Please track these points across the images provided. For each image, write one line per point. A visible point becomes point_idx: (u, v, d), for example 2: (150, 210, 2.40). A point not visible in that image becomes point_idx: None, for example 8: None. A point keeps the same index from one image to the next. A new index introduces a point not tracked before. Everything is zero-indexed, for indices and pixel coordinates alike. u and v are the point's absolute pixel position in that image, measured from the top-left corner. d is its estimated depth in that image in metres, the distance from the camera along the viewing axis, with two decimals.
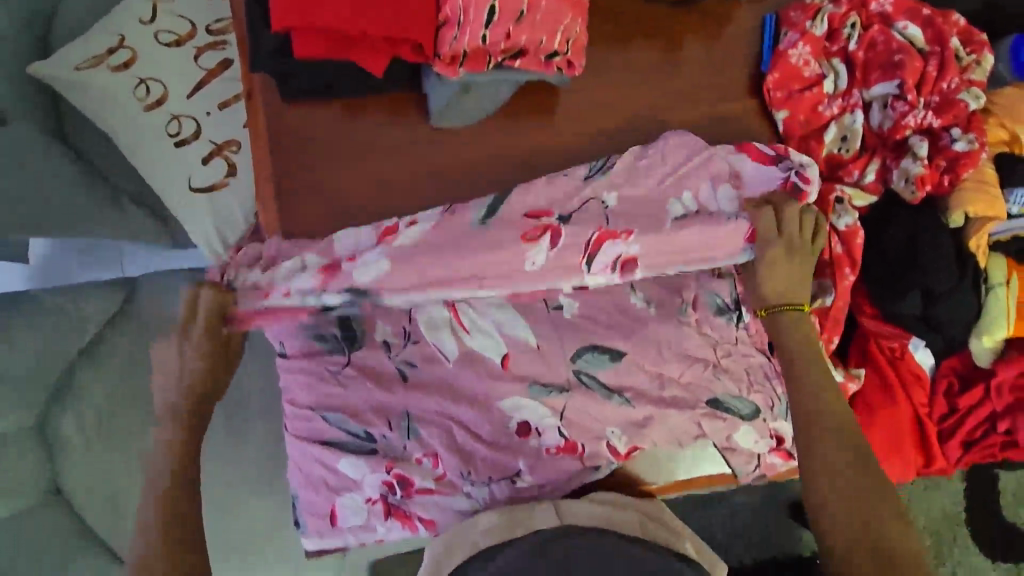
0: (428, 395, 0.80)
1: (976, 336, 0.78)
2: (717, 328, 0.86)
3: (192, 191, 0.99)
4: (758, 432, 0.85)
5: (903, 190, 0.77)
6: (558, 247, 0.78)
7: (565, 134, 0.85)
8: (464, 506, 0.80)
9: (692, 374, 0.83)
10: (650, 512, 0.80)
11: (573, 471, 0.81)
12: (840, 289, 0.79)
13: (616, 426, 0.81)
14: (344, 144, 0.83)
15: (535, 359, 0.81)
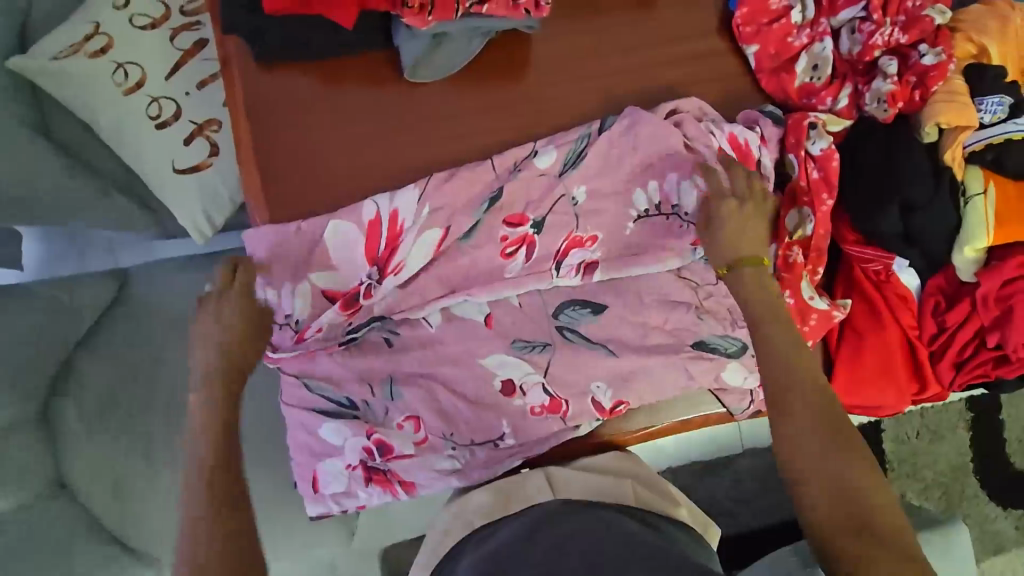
0: (411, 356, 0.80)
1: (958, 247, 0.77)
2: (699, 271, 0.85)
3: (177, 174, 1.01)
4: (742, 369, 0.86)
5: (875, 111, 0.78)
6: (529, 208, 0.79)
7: (539, 84, 0.86)
8: (446, 468, 0.81)
9: (677, 319, 0.84)
10: (643, 475, 0.82)
11: (555, 429, 0.82)
12: (819, 217, 0.79)
13: (601, 380, 0.82)
14: (320, 104, 0.82)
15: (522, 311, 0.82)
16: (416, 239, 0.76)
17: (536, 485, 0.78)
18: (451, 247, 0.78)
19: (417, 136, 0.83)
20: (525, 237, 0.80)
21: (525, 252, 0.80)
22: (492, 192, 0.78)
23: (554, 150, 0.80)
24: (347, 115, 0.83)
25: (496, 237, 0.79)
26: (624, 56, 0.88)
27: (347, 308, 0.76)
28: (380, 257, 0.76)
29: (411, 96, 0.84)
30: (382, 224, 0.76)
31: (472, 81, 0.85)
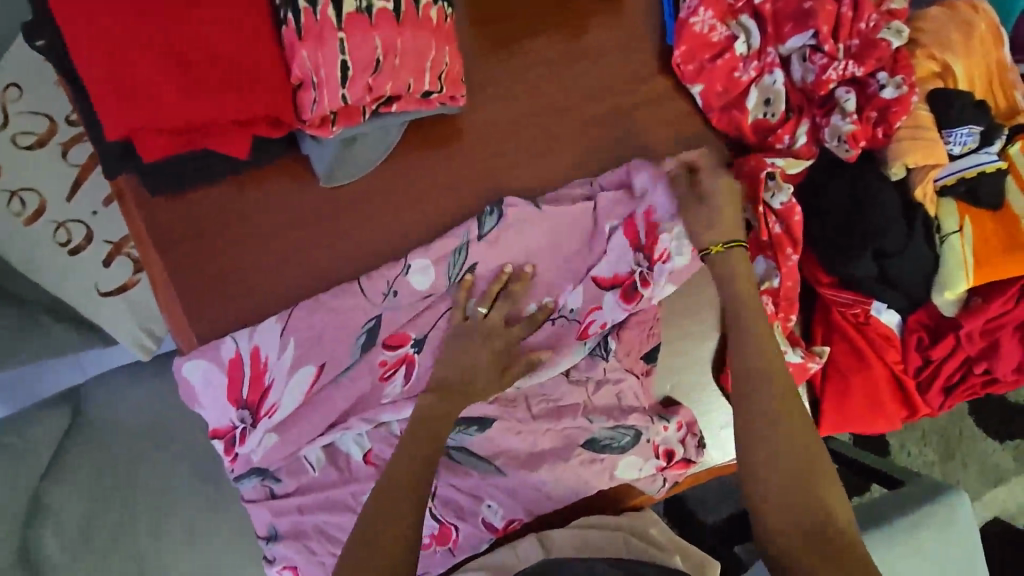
0: (373, 483, 0.77)
1: (937, 291, 0.71)
2: (584, 365, 0.81)
3: (101, 296, 0.94)
4: (646, 461, 0.81)
5: (837, 150, 0.72)
6: (410, 326, 0.76)
7: (475, 161, 0.79)
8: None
9: (567, 419, 0.79)
10: (632, 526, 0.79)
11: (446, 560, 0.77)
12: (786, 271, 0.75)
13: (493, 499, 0.77)
14: (240, 228, 0.74)
15: None
16: (287, 380, 0.73)
17: (529, 544, 0.75)
18: (327, 387, 0.75)
19: (343, 249, 0.77)
20: (405, 357, 0.76)
21: (403, 373, 0.76)
22: (367, 322, 0.75)
23: (430, 269, 0.76)
24: (266, 234, 0.75)
25: (375, 362, 0.75)
26: (565, 112, 0.80)
27: (228, 451, 0.72)
28: (248, 401, 0.72)
29: (333, 199, 0.76)
30: (243, 363, 0.72)
31: (403, 168, 0.77)
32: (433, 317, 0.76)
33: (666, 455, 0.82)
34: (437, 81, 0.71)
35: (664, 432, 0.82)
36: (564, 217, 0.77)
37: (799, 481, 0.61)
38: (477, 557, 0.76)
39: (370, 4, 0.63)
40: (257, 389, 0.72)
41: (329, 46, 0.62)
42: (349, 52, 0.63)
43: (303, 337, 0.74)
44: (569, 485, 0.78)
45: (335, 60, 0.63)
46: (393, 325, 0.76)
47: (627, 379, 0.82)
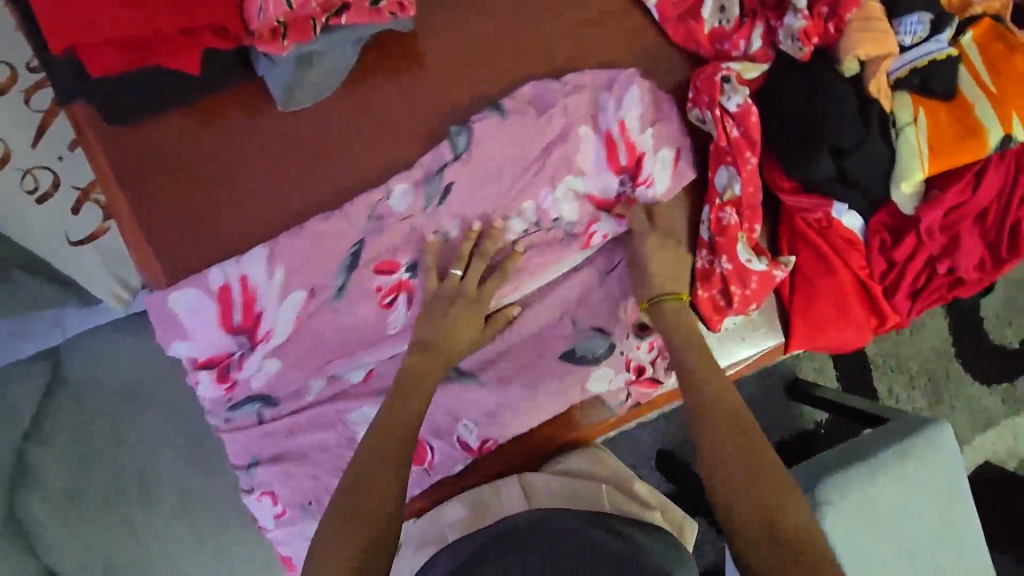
0: (349, 404, 0.77)
1: (895, 184, 0.72)
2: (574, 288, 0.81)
3: (71, 247, 0.93)
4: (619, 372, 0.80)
5: (791, 50, 0.72)
6: (398, 252, 0.76)
7: (433, 83, 0.79)
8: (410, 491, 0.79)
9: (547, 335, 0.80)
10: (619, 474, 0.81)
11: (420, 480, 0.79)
12: (746, 177, 0.75)
13: (469, 419, 0.78)
14: (204, 160, 0.75)
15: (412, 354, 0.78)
16: (280, 304, 0.73)
17: (512, 493, 0.77)
18: (319, 311, 0.75)
19: (308, 176, 0.76)
20: (401, 284, 0.77)
21: (404, 299, 0.77)
22: (351, 247, 0.75)
23: (410, 192, 0.76)
24: (228, 162, 0.75)
25: (370, 289, 0.75)
26: (521, 33, 0.80)
27: (223, 379, 0.74)
28: (242, 326, 0.73)
29: (292, 125, 0.76)
30: (232, 290, 0.72)
31: (360, 91, 0.77)
32: (419, 240, 0.76)
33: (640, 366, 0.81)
34: None
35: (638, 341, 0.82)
36: (532, 126, 0.77)
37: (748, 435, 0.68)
38: (462, 495, 0.78)
39: None
40: (246, 313, 0.73)
41: None
42: None
43: (293, 264, 0.74)
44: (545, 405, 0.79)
45: None
46: (387, 249, 0.76)
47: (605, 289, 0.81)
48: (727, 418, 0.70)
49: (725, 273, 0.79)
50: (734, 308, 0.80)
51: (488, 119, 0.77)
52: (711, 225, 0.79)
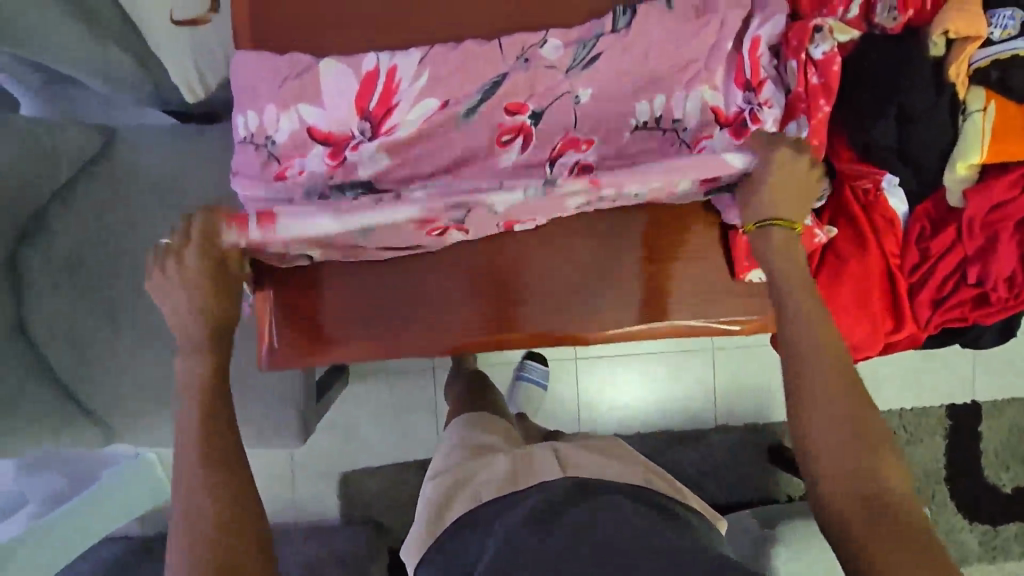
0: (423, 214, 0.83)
1: (950, 166, 0.74)
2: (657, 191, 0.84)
3: (172, 26, 1.00)
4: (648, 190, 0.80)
5: (885, 21, 0.75)
6: (531, 98, 0.81)
7: None
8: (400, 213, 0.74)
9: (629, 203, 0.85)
10: (655, 469, 1.01)
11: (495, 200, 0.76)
12: (815, 125, 0.78)
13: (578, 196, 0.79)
14: None
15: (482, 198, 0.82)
16: (412, 105, 0.79)
17: (548, 462, 0.93)
18: (443, 123, 0.80)
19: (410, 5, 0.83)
20: (522, 127, 0.82)
21: (520, 142, 0.82)
22: (494, 77, 0.80)
23: (561, 48, 0.82)
24: None
25: (494, 123, 0.81)
26: None
27: (335, 157, 0.80)
28: (372, 114, 0.80)
29: None
30: (378, 77, 0.80)
31: None
32: (558, 98, 0.82)
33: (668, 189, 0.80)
34: None
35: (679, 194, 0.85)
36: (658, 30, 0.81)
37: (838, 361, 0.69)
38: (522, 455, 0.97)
39: None
40: (377, 103, 0.79)
41: None
42: None
43: (437, 74, 0.80)
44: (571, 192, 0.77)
45: None
46: (527, 92, 0.81)
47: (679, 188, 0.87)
48: (842, 394, 0.66)
49: None
50: None
51: (656, 5, 0.81)
52: None
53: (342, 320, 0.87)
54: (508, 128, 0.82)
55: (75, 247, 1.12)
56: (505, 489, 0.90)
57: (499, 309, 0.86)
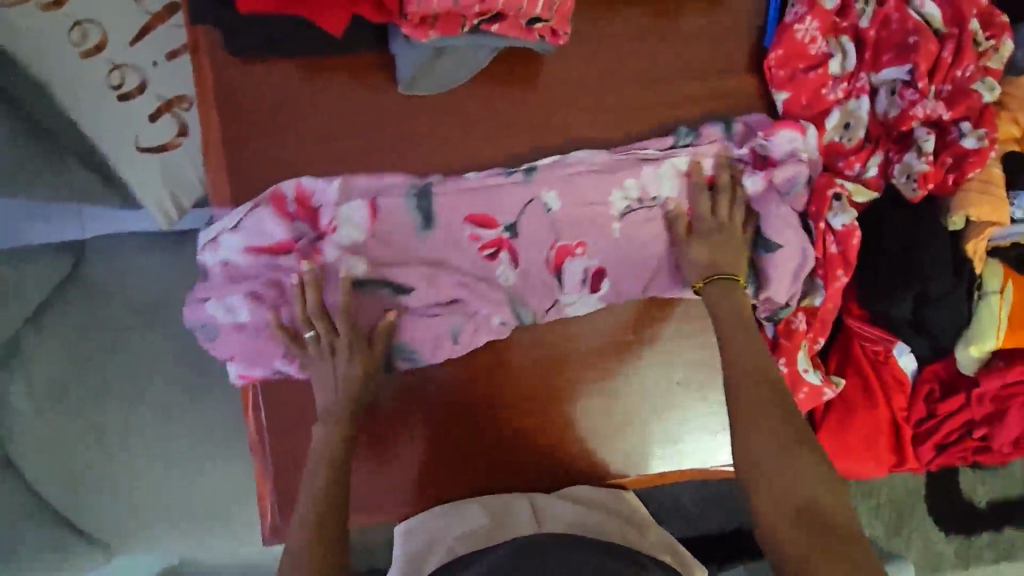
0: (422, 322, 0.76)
1: (963, 345, 0.78)
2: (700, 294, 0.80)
3: (139, 152, 0.92)
4: (678, 187, 0.77)
5: (903, 187, 0.74)
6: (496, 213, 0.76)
7: (548, 108, 0.80)
8: (502, 182, 0.77)
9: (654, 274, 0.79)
10: (629, 515, 0.78)
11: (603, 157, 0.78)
12: (830, 292, 0.76)
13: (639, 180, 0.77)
14: (316, 124, 0.77)
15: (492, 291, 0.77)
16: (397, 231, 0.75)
17: (522, 519, 0.74)
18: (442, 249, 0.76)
19: (405, 163, 0.78)
20: (501, 241, 0.77)
21: (505, 256, 0.77)
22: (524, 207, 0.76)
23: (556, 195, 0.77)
24: (327, 127, 0.77)
25: (467, 237, 0.76)
26: (643, 88, 0.81)
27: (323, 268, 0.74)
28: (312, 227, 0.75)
29: (408, 113, 0.78)
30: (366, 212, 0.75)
31: (474, 97, 0.79)
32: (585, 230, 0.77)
33: (711, 169, 0.77)
34: (548, 10, 0.70)
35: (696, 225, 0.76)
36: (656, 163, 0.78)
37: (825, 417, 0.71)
38: (482, 498, 0.78)
39: None
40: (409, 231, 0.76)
41: None
42: None
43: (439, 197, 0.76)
44: (622, 167, 0.78)
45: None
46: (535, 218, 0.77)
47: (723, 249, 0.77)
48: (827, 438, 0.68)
49: (780, 375, 0.79)
50: None
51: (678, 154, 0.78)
52: (779, 325, 0.80)
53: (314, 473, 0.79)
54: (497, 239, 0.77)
55: (61, 367, 1.06)
56: (466, 547, 0.71)
57: (520, 440, 0.81)
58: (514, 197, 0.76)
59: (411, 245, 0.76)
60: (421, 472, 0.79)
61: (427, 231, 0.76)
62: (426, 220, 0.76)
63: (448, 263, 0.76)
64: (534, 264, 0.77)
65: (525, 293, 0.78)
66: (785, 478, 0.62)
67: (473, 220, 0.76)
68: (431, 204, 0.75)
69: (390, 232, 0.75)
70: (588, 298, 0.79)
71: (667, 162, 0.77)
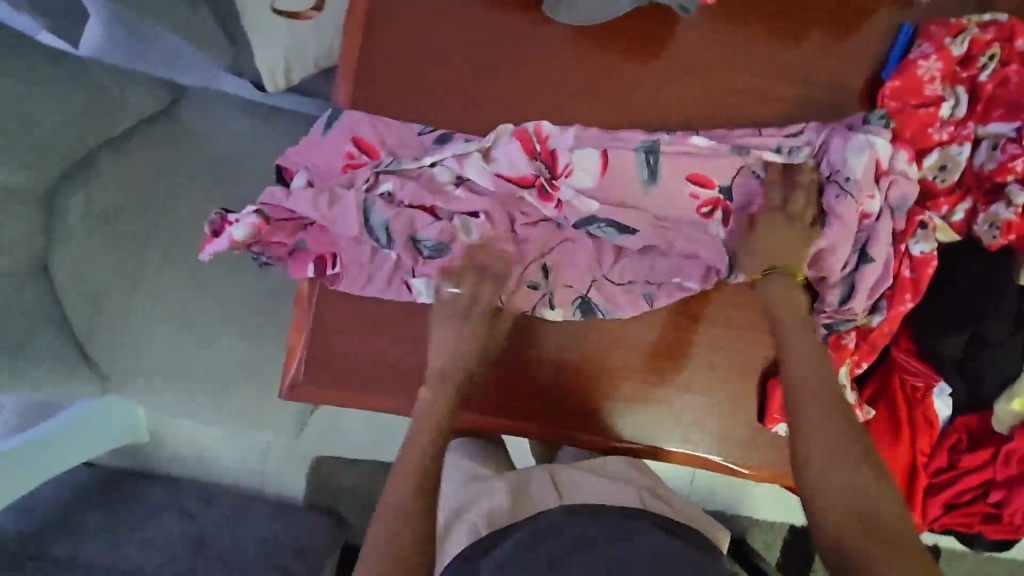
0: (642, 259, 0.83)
1: (1004, 399, 0.82)
2: (838, 306, 0.81)
3: (273, 13, 0.94)
4: (862, 171, 0.78)
5: (984, 234, 0.78)
6: (716, 174, 0.80)
7: (666, 74, 0.84)
8: (663, 139, 0.80)
9: (836, 264, 0.80)
10: (638, 482, 0.96)
11: (773, 141, 0.82)
12: (892, 314, 0.80)
13: (854, 175, 0.78)
14: (456, 23, 0.82)
15: (707, 244, 0.81)
16: (592, 162, 0.79)
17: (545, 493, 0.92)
18: (658, 199, 0.80)
19: (523, 82, 0.82)
20: (719, 201, 0.81)
21: (719, 214, 0.82)
22: (733, 176, 0.81)
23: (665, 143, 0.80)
24: (465, 28, 0.82)
25: (687, 194, 0.80)
26: (759, 83, 0.85)
27: (544, 197, 0.79)
28: (540, 157, 0.79)
29: (537, 40, 0.82)
30: (539, 145, 0.79)
31: (600, 45, 0.83)
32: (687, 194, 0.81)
33: (885, 164, 0.79)
34: None
35: (852, 220, 0.78)
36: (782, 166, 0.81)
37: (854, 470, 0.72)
38: (506, 476, 0.95)
39: None
40: (634, 167, 0.79)
41: None
42: None
43: (668, 147, 0.80)
44: (785, 154, 0.81)
45: None
46: (671, 171, 0.80)
47: (845, 241, 0.79)
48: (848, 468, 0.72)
49: None
50: None
51: (841, 142, 0.79)
52: (832, 336, 0.83)
53: (356, 373, 0.81)
54: (722, 199, 0.81)
55: (129, 190, 1.09)
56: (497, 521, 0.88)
57: (552, 394, 0.84)
58: (728, 161, 0.81)
59: (631, 197, 0.80)
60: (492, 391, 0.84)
61: (650, 186, 0.80)
62: (651, 175, 0.80)
63: (663, 216, 0.81)
64: (732, 234, 0.82)
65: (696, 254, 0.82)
66: (856, 478, 0.71)
67: (692, 180, 0.80)
68: (658, 163, 0.79)
69: (622, 180, 0.80)
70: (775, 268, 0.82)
71: (857, 136, 0.79)
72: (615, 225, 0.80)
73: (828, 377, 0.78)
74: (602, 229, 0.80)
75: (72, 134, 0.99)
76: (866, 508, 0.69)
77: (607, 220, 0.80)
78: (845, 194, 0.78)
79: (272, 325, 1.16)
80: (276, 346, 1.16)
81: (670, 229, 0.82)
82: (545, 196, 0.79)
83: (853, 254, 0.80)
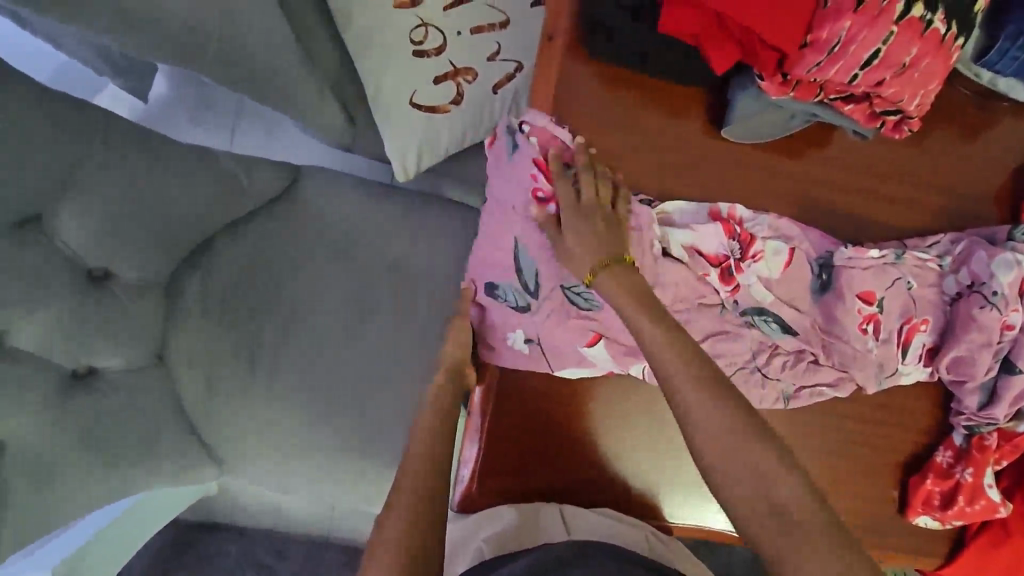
0: (803, 357, 0.83)
1: None
2: (982, 407, 0.85)
3: (411, 106, 0.97)
4: (1008, 287, 0.81)
5: None
6: (876, 286, 0.82)
7: (817, 180, 0.87)
8: (847, 254, 0.84)
9: (980, 367, 0.82)
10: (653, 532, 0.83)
11: (920, 253, 0.85)
12: None
13: (1002, 290, 0.81)
14: (624, 135, 0.82)
15: (869, 362, 0.83)
16: (754, 265, 0.81)
17: (552, 519, 0.81)
18: (835, 309, 0.82)
19: (692, 193, 0.84)
20: (872, 316, 0.83)
21: (873, 330, 0.83)
22: (907, 284, 0.84)
23: (835, 254, 0.84)
24: (634, 142, 0.83)
25: (853, 310, 0.82)
26: (907, 189, 0.88)
27: (724, 279, 0.81)
28: (739, 238, 0.81)
29: (701, 149, 0.84)
30: (736, 229, 0.81)
31: (761, 153, 0.85)
32: (833, 306, 0.83)
33: None
34: (910, 108, 0.74)
35: (995, 330, 0.81)
36: (926, 272, 0.85)
37: (752, 451, 0.63)
38: (514, 502, 0.83)
39: (932, 19, 0.66)
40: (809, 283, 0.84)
41: (877, 32, 0.64)
42: (886, 45, 0.65)
43: (841, 260, 0.83)
44: (915, 265, 0.85)
45: (873, 45, 0.65)
46: (847, 284, 0.82)
47: (987, 352, 0.82)
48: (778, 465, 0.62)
49: (963, 482, 0.85)
50: (943, 513, 0.85)
51: (983, 256, 0.83)
52: (973, 437, 0.87)
53: (517, 475, 0.84)
54: (875, 313, 0.82)
55: (248, 273, 1.08)
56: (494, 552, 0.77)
57: (573, 458, 0.85)
58: (887, 275, 0.83)
59: (803, 299, 0.84)
60: (589, 471, 0.85)
61: (820, 295, 0.84)
62: (824, 286, 0.84)
63: (825, 326, 0.84)
64: (886, 348, 0.83)
65: (848, 368, 0.83)
66: (746, 457, 0.63)
67: (858, 296, 0.82)
68: (836, 276, 0.83)
69: (797, 281, 0.83)
70: (918, 372, 0.86)
71: (1003, 253, 0.82)
72: (780, 321, 0.83)
73: (665, 321, 0.72)
74: (769, 323, 0.82)
75: (195, 210, 0.97)
76: (773, 489, 0.60)
77: (773, 314, 0.83)
78: (999, 307, 0.81)
79: (386, 413, 1.10)
80: (395, 445, 1.09)
81: (829, 337, 0.84)
82: (727, 279, 0.81)
83: (995, 363, 0.84)
